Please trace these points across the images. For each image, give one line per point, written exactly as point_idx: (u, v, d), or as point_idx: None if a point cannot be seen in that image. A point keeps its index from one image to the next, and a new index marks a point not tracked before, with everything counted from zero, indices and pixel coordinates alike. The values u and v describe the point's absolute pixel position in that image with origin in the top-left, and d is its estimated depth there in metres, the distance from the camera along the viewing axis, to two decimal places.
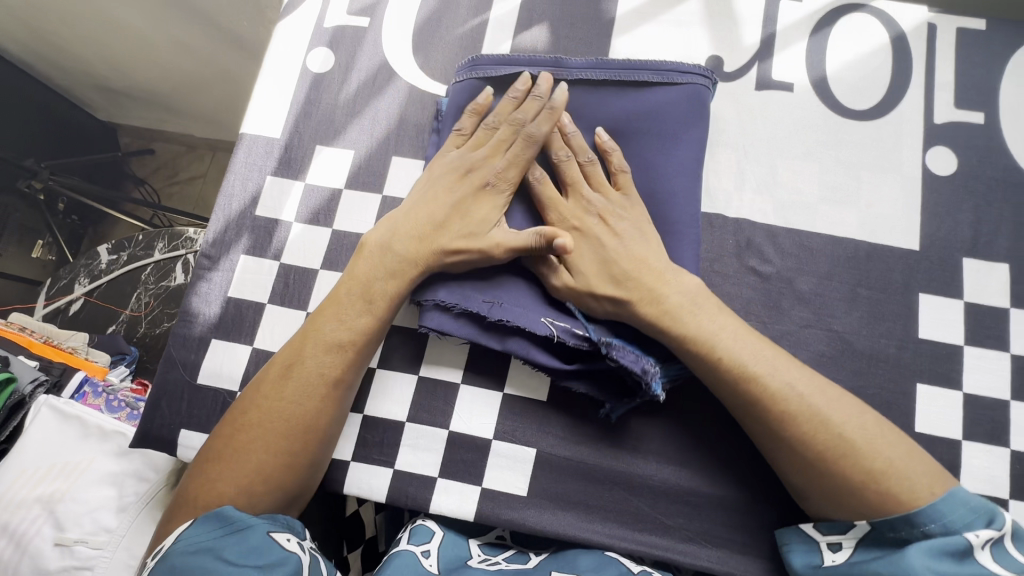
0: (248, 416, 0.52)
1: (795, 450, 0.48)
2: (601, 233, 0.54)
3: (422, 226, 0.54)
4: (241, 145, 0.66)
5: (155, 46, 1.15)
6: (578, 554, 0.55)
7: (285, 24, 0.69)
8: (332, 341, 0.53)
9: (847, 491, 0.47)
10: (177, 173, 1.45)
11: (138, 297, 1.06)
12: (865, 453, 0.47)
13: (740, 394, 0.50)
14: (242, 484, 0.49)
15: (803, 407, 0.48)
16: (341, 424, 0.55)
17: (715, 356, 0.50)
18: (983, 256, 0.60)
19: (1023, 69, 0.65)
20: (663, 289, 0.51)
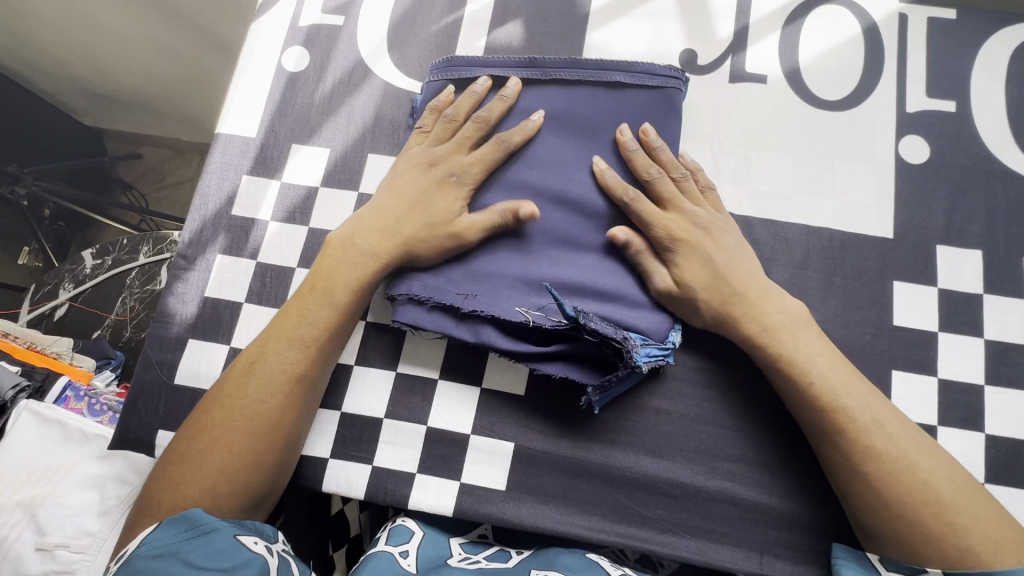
0: (212, 415, 0.52)
1: (872, 490, 0.48)
2: (708, 245, 0.53)
3: (385, 221, 0.55)
4: (217, 145, 0.66)
5: (138, 48, 1.15)
6: (559, 554, 0.54)
7: (260, 23, 0.69)
8: (294, 337, 0.54)
9: (913, 537, 0.47)
10: (165, 177, 1.43)
11: (124, 302, 1.05)
12: (950, 505, 0.47)
13: (827, 422, 0.50)
14: (205, 484, 0.50)
15: (889, 444, 0.49)
16: (308, 422, 0.56)
17: (806, 382, 0.50)
18: (956, 243, 0.61)
19: (993, 57, 0.65)
20: (767, 308, 0.52)
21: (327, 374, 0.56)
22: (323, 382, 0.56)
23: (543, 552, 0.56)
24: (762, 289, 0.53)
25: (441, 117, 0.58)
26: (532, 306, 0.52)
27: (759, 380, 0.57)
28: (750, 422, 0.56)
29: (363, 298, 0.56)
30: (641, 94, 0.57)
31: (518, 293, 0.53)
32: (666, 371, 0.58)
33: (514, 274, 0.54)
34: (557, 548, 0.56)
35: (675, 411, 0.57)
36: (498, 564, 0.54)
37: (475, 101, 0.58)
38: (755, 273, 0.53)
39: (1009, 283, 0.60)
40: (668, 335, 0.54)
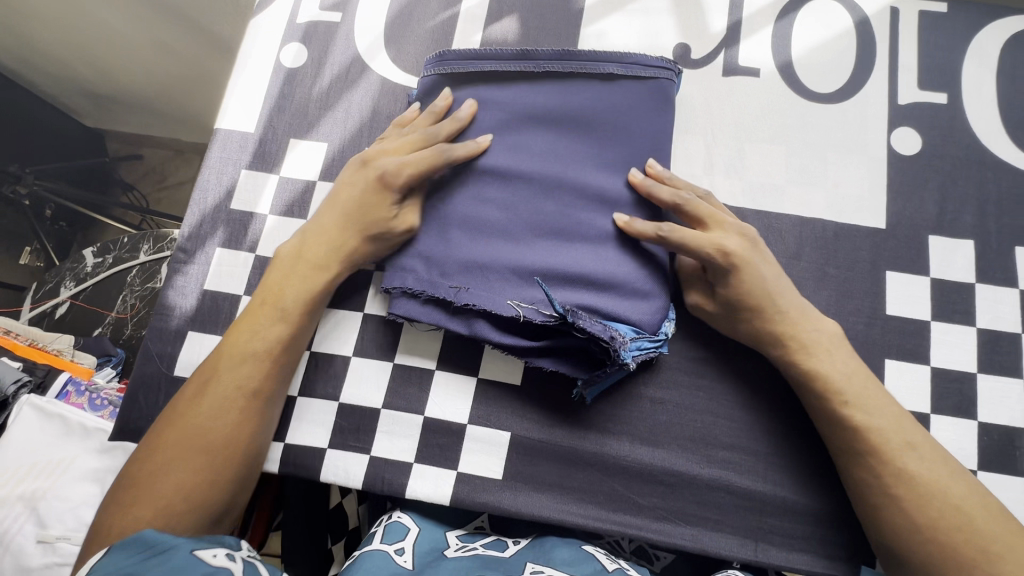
0: (163, 436, 0.52)
1: (907, 514, 0.47)
2: (760, 260, 0.52)
3: (329, 235, 0.57)
4: (216, 140, 0.67)
5: (138, 50, 1.16)
6: (555, 547, 0.54)
7: (259, 20, 0.70)
8: (249, 351, 0.54)
9: (943, 561, 0.46)
10: (165, 177, 1.45)
11: (124, 300, 1.06)
12: (983, 533, 0.46)
13: (861, 442, 0.49)
14: (159, 504, 0.49)
15: (922, 467, 0.48)
16: (267, 437, 0.56)
17: (839, 403, 0.50)
18: (948, 233, 0.61)
19: (984, 50, 0.66)
20: (805, 331, 0.52)
21: (283, 388, 0.57)
22: (279, 397, 0.56)
23: (538, 544, 0.57)
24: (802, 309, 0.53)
25: (400, 133, 0.59)
26: (524, 301, 0.52)
27: (753, 369, 0.57)
28: (744, 412, 0.57)
29: (313, 310, 0.57)
30: (634, 86, 0.57)
31: (511, 287, 0.54)
32: (661, 360, 0.58)
33: (507, 266, 0.54)
34: (554, 539, 0.56)
35: (670, 401, 0.57)
36: (496, 552, 0.54)
37: (433, 118, 0.59)
38: (793, 293, 0.53)
39: (1000, 273, 0.60)
40: (660, 327, 0.54)
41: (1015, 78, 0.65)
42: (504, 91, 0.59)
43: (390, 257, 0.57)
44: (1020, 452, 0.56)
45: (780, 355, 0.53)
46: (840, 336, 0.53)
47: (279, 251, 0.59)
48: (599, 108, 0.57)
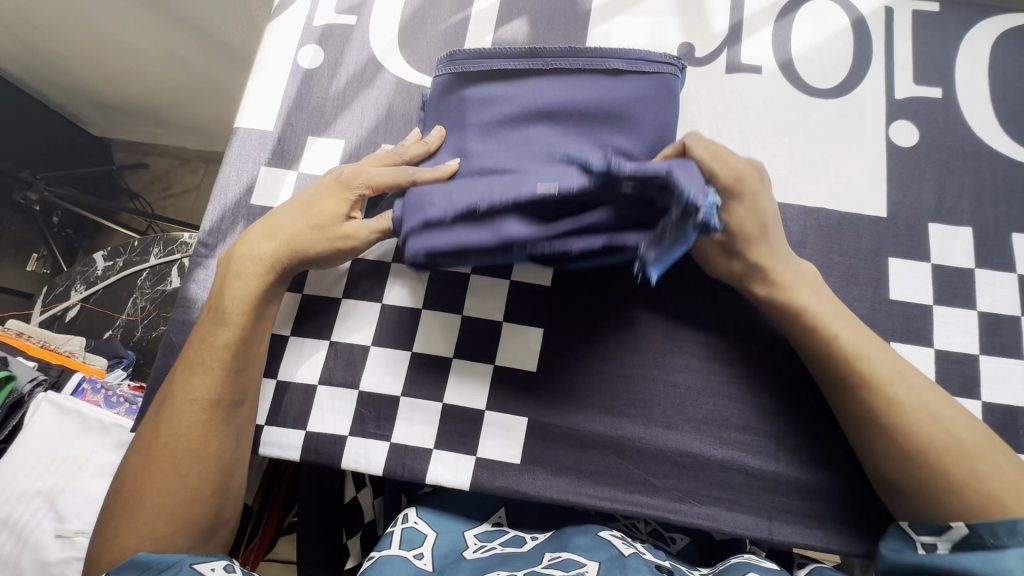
0: (137, 461, 0.54)
1: (897, 443, 0.49)
2: (760, 191, 0.52)
3: (267, 230, 0.58)
4: (236, 138, 0.68)
5: (150, 60, 1.18)
6: (572, 537, 0.55)
7: (277, 24, 0.73)
8: (196, 363, 0.55)
9: (935, 483, 0.48)
10: (171, 186, 1.47)
11: (135, 302, 1.07)
12: (971, 453, 0.48)
13: (852, 374, 0.51)
14: (146, 527, 0.52)
15: (910, 395, 0.50)
16: (244, 444, 0.58)
17: (829, 337, 0.52)
18: (947, 221, 0.63)
19: (976, 46, 0.69)
20: (786, 263, 0.54)
21: (246, 393, 0.57)
22: (243, 403, 0.57)
23: (557, 536, 0.57)
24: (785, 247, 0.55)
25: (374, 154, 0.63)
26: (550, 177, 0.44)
27: (761, 352, 0.59)
28: (751, 391, 0.58)
29: (257, 309, 0.57)
30: (643, 81, 0.59)
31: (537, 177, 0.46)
32: (672, 345, 0.60)
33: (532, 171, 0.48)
34: (572, 530, 0.57)
35: (683, 383, 0.59)
36: (514, 548, 0.55)
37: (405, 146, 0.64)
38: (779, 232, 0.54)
39: (999, 258, 0.62)
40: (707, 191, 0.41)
41: (1005, 73, 0.68)
42: (512, 87, 0.60)
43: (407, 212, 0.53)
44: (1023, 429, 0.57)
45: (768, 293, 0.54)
46: (816, 274, 0.56)
47: (222, 257, 0.60)
48: (608, 101, 0.58)
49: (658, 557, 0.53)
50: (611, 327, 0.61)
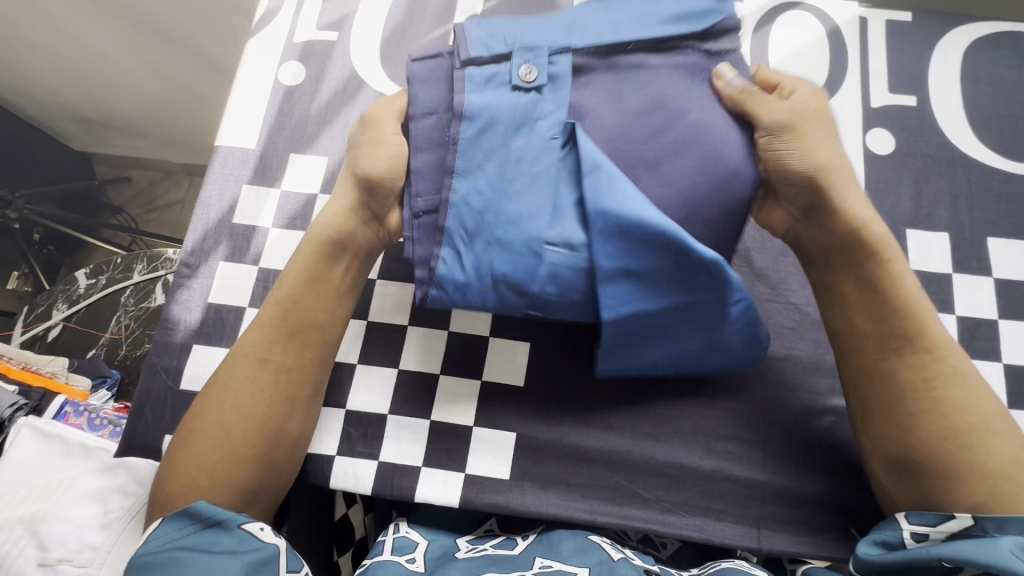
0: (196, 411, 0.54)
1: (945, 418, 0.48)
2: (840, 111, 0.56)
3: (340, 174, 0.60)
4: (217, 157, 0.68)
5: (131, 74, 1.16)
6: (562, 539, 0.54)
7: (257, 41, 0.72)
8: (262, 321, 0.56)
9: (965, 468, 0.46)
10: (154, 200, 1.43)
11: (118, 320, 1.05)
12: (1010, 442, 0.47)
13: (917, 339, 0.49)
14: (190, 482, 0.50)
15: (968, 373, 0.49)
16: (298, 416, 0.55)
17: (902, 300, 0.50)
18: (925, 227, 0.64)
19: (948, 54, 0.70)
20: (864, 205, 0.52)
21: (302, 360, 0.55)
22: (295, 371, 0.54)
23: (546, 538, 0.56)
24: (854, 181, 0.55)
25: None
26: None
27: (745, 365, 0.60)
28: (741, 399, 0.59)
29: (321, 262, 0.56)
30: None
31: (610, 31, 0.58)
32: None
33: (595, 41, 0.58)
34: (561, 534, 0.56)
35: (669, 394, 0.59)
36: (505, 551, 0.54)
37: None
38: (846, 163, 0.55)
39: (976, 262, 0.63)
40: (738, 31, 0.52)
41: (977, 81, 0.69)
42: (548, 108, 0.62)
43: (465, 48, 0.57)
44: None
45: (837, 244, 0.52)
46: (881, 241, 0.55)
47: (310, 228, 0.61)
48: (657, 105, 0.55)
49: (648, 559, 0.53)
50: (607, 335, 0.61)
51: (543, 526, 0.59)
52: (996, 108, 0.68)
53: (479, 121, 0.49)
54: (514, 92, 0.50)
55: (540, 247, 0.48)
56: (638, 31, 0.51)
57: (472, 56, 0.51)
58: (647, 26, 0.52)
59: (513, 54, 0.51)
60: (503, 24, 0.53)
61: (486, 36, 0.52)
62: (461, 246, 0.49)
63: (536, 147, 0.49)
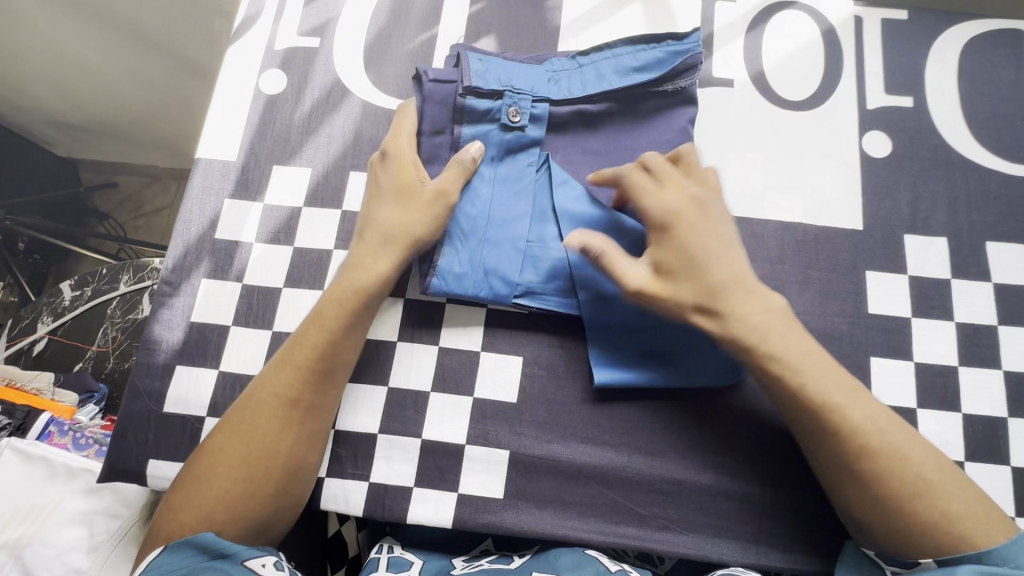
0: (214, 443, 0.52)
1: (868, 489, 0.47)
2: (700, 220, 0.52)
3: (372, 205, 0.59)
4: (197, 170, 0.66)
5: (109, 80, 1.12)
6: (559, 554, 0.54)
7: (236, 49, 0.70)
8: (288, 358, 0.54)
9: (908, 526, 0.46)
10: (142, 206, 1.36)
11: (105, 332, 1.02)
12: (943, 494, 0.47)
13: (823, 425, 0.48)
14: (202, 513, 0.49)
15: (886, 442, 0.47)
16: (318, 453, 0.55)
17: (799, 386, 0.49)
18: (922, 232, 0.63)
19: (944, 53, 0.69)
20: (751, 307, 0.50)
21: (327, 398, 0.54)
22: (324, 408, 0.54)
23: (543, 554, 0.55)
24: (745, 284, 0.51)
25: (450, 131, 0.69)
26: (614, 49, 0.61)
27: (745, 379, 0.58)
28: (740, 412, 0.58)
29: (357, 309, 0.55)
30: (666, 110, 0.62)
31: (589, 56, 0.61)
32: None
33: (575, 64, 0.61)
34: (557, 548, 0.55)
35: (665, 409, 0.58)
36: (501, 565, 0.54)
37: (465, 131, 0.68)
38: (732, 264, 0.51)
39: (974, 267, 0.62)
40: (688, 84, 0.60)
41: (974, 80, 0.68)
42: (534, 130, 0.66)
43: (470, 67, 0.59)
44: (1003, 441, 0.57)
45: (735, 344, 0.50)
46: (786, 313, 0.51)
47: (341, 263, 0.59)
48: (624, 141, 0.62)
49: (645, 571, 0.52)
50: None
51: (537, 546, 0.58)
52: (993, 108, 0.67)
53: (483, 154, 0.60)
54: (502, 133, 0.59)
55: (530, 248, 0.59)
56: (601, 83, 0.60)
57: (473, 87, 0.58)
58: (607, 77, 0.60)
59: (504, 94, 0.59)
60: (500, 62, 0.60)
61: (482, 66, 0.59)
62: (458, 247, 0.58)
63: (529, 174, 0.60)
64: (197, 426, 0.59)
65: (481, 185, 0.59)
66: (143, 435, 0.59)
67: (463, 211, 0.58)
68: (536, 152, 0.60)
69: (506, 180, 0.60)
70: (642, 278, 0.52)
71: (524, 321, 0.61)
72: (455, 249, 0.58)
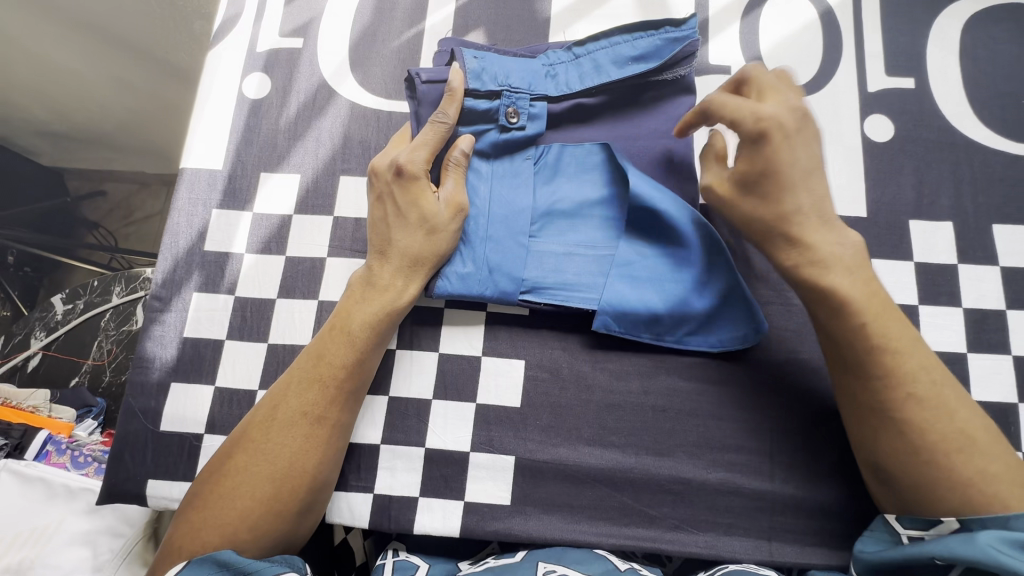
0: (235, 460, 0.51)
1: (906, 436, 0.46)
2: (797, 138, 0.48)
3: (386, 218, 0.56)
4: (183, 181, 0.64)
5: (89, 86, 1.07)
6: (567, 549, 0.53)
7: (217, 52, 0.68)
8: (312, 376, 0.53)
9: (935, 480, 0.45)
10: (132, 213, 1.27)
11: (100, 346, 0.97)
12: (982, 452, 0.45)
13: (878, 365, 0.47)
14: (226, 531, 0.48)
15: (935, 393, 0.46)
16: (336, 466, 0.54)
17: (858, 326, 0.47)
18: (928, 217, 0.62)
19: (945, 31, 0.67)
20: (818, 240, 0.48)
21: (346, 416, 0.54)
22: (346, 427, 0.54)
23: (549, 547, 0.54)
24: (818, 212, 0.48)
25: None
26: (610, 37, 0.57)
27: (754, 376, 0.57)
28: (746, 408, 0.57)
29: (381, 332, 0.55)
30: (664, 100, 0.60)
31: (584, 45, 0.58)
32: (646, 369, 0.58)
33: (571, 56, 0.58)
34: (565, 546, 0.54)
35: (671, 408, 0.57)
36: (507, 560, 0.53)
37: None
38: (817, 187, 0.48)
39: (981, 251, 0.61)
40: (687, 68, 0.58)
41: (977, 59, 0.66)
42: None
43: (465, 66, 0.56)
44: (1015, 427, 0.56)
45: (793, 268, 0.49)
46: (860, 250, 0.48)
47: (355, 276, 0.57)
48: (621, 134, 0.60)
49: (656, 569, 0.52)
50: (611, 358, 0.59)
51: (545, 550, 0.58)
52: (997, 87, 0.65)
53: (491, 158, 0.58)
54: (501, 133, 0.58)
55: (547, 254, 0.57)
56: (600, 75, 0.57)
57: (470, 89, 0.56)
58: (605, 68, 0.57)
59: (502, 93, 0.56)
60: (496, 58, 0.57)
61: (477, 64, 0.56)
62: (464, 249, 0.57)
63: (547, 179, 0.59)
64: (195, 443, 0.58)
65: (488, 186, 0.58)
66: (140, 454, 0.58)
67: (470, 213, 0.57)
68: (534, 149, 0.59)
69: (515, 179, 0.58)
70: (717, 180, 0.53)
71: (525, 323, 0.60)
72: (461, 252, 0.57)
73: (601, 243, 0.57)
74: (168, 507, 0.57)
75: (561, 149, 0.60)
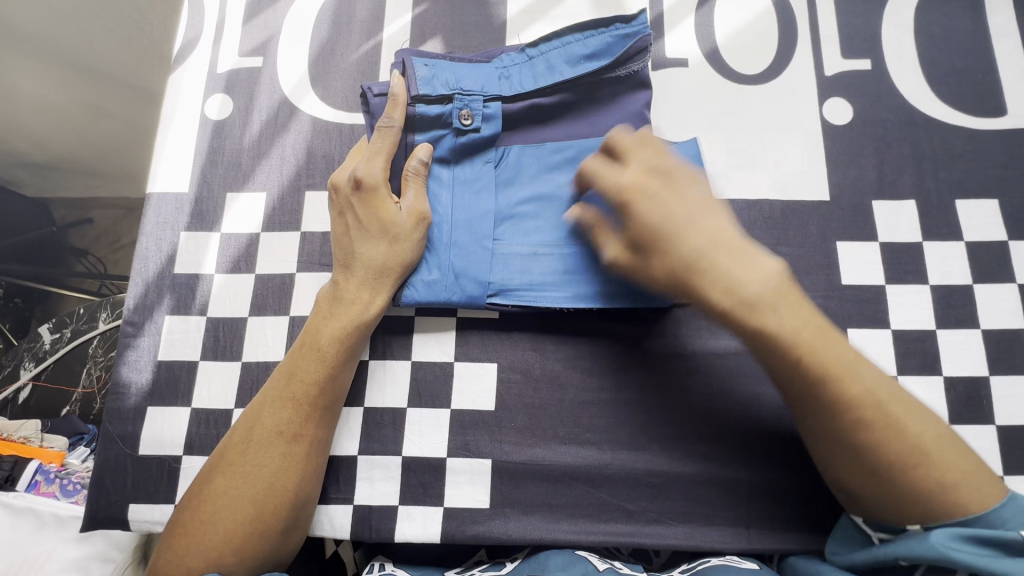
0: (213, 484, 0.51)
1: (857, 457, 0.45)
2: (664, 193, 0.49)
3: (348, 232, 0.56)
4: (150, 206, 0.65)
5: (63, 116, 1.07)
6: (549, 555, 0.53)
7: (178, 76, 0.68)
8: (286, 394, 0.53)
9: (896, 496, 0.44)
10: (120, 238, 1.27)
11: (90, 373, 0.97)
12: (939, 464, 0.44)
13: (824, 394, 0.45)
14: (208, 555, 0.49)
15: (882, 413, 0.44)
16: (318, 481, 0.55)
17: (798, 360, 0.45)
18: (890, 197, 0.62)
19: (899, 10, 0.67)
20: (739, 277, 0.45)
21: (325, 431, 0.55)
22: (324, 442, 0.55)
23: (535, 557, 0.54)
24: (717, 254, 0.46)
25: None
26: (560, 37, 0.58)
27: (725, 364, 0.58)
28: (719, 398, 0.57)
29: (352, 346, 0.55)
30: (620, 96, 0.60)
31: (536, 47, 0.58)
32: (618, 365, 0.58)
33: (523, 58, 0.59)
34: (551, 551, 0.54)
35: (645, 403, 0.57)
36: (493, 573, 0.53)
37: None
38: (717, 235, 0.47)
39: (946, 228, 0.61)
40: (642, 62, 0.58)
41: (932, 36, 0.66)
42: None
43: (415, 75, 0.57)
44: (987, 400, 0.57)
45: (719, 311, 0.46)
46: (781, 277, 0.46)
47: (324, 291, 0.57)
48: (579, 132, 0.60)
49: (637, 564, 0.53)
50: (583, 358, 0.59)
51: (529, 550, 0.58)
52: (952, 62, 0.66)
53: (451, 164, 0.59)
54: (457, 137, 0.58)
55: (513, 256, 0.58)
56: (553, 75, 0.58)
57: (421, 95, 0.56)
58: (558, 68, 0.58)
59: (453, 97, 0.57)
60: (448, 65, 0.58)
61: (427, 72, 0.57)
62: (428, 258, 0.57)
63: (508, 182, 0.60)
64: (175, 465, 0.58)
65: (450, 193, 0.58)
66: (120, 480, 0.58)
67: (433, 220, 0.57)
68: (493, 151, 0.59)
69: (475, 185, 0.58)
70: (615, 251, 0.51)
71: (496, 326, 0.60)
72: (426, 260, 0.57)
73: (563, 240, 0.58)
74: (151, 530, 0.57)
75: (520, 151, 0.60)
